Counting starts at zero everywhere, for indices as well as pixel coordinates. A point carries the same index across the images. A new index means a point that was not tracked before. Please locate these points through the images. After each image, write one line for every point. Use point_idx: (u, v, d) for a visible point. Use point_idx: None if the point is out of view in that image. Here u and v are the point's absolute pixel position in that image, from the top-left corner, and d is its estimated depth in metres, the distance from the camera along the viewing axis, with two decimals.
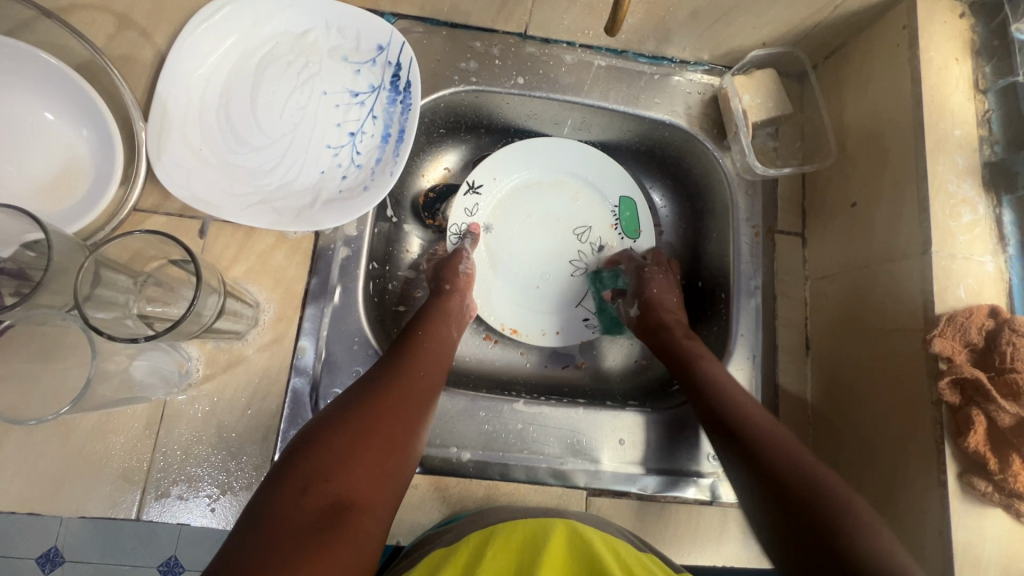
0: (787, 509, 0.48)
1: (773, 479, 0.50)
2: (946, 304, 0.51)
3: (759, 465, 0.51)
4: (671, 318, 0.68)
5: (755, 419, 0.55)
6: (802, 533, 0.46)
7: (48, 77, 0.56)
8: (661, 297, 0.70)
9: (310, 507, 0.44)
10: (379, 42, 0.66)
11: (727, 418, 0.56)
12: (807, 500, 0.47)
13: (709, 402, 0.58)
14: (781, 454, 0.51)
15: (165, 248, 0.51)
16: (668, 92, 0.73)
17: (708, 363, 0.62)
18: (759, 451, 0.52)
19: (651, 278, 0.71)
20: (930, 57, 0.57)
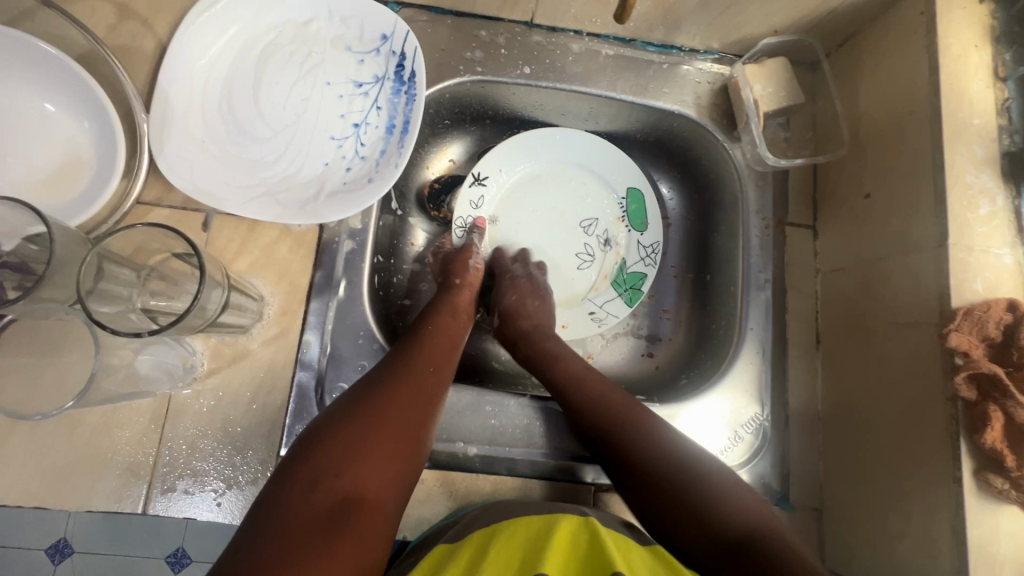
0: (663, 504, 0.50)
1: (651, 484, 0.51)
2: (962, 298, 0.50)
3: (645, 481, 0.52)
4: (528, 322, 0.67)
5: (636, 430, 0.55)
6: (682, 527, 0.49)
7: (48, 69, 0.55)
8: (529, 300, 0.69)
9: (320, 502, 0.43)
10: (383, 31, 0.65)
11: (593, 416, 0.57)
12: (680, 497, 0.50)
13: (572, 402, 0.59)
14: (652, 451, 0.53)
15: (169, 241, 0.50)
16: (677, 82, 0.71)
17: (560, 365, 0.62)
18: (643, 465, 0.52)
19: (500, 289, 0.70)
20: (949, 44, 0.55)
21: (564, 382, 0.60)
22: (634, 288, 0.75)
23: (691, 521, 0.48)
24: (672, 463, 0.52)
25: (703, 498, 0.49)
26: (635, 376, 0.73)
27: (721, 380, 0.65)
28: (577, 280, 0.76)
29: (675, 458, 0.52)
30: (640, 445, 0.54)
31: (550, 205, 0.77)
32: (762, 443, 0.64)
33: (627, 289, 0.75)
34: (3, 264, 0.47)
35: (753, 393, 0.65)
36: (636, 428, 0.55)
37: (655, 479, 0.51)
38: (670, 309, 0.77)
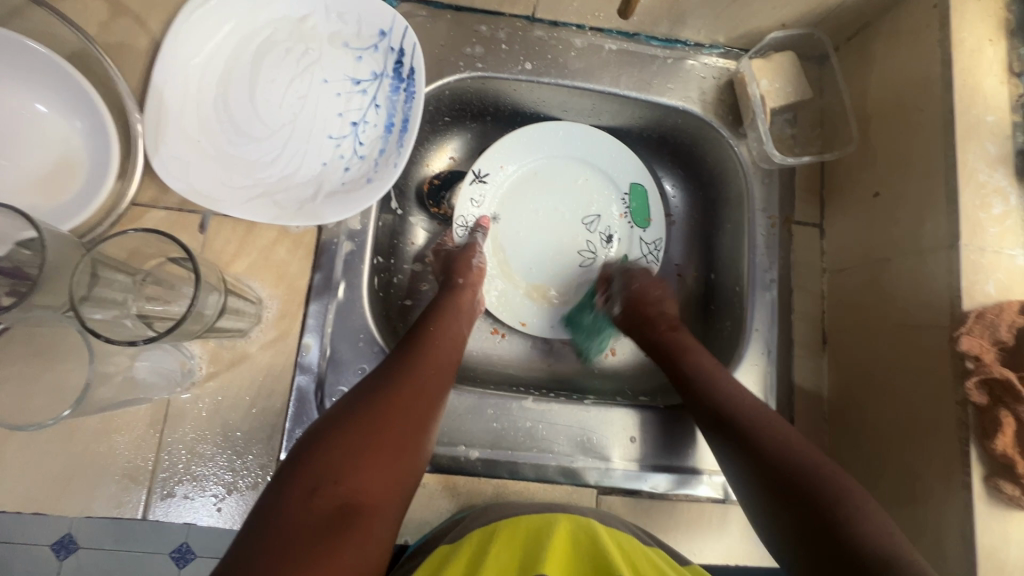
0: (787, 501, 0.47)
1: (768, 469, 0.49)
2: (974, 300, 0.49)
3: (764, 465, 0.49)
4: (658, 312, 0.67)
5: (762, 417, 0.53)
6: (802, 518, 0.45)
7: (37, 69, 0.54)
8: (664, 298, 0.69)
9: (319, 509, 0.43)
10: (381, 27, 0.63)
11: (714, 407, 0.55)
12: (804, 495, 0.46)
13: (690, 387, 0.58)
14: (783, 444, 0.50)
15: (159, 245, 0.49)
16: (681, 77, 0.70)
17: (693, 353, 0.61)
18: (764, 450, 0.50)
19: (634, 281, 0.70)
20: (962, 39, 0.54)
21: (699, 371, 0.59)
22: None
23: (815, 517, 0.44)
24: (800, 460, 0.48)
25: (826, 490, 0.45)
26: (636, 376, 0.73)
27: (725, 382, 0.64)
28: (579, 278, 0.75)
29: (801, 454, 0.49)
30: (770, 441, 0.50)
31: (552, 202, 0.75)
32: None
33: None
34: None
35: (758, 394, 0.64)
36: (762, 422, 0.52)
37: (778, 477, 0.48)
38: (674, 308, 0.76)
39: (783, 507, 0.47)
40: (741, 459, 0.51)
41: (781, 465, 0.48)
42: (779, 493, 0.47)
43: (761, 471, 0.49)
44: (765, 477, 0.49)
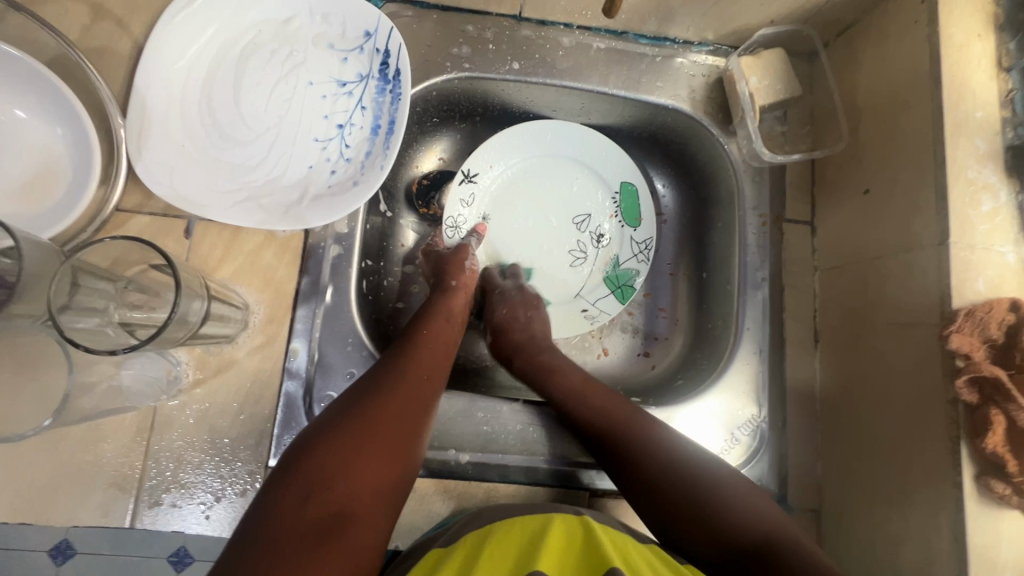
0: (675, 517, 0.50)
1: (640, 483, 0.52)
2: (964, 298, 0.49)
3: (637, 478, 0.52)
4: (525, 335, 0.66)
5: (629, 434, 0.54)
6: (678, 527, 0.50)
7: (16, 74, 0.53)
8: (537, 318, 0.67)
9: (311, 517, 0.42)
10: (366, 28, 0.63)
11: (600, 429, 0.56)
12: (678, 506, 0.50)
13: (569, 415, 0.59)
14: (647, 458, 0.53)
15: (143, 252, 0.48)
16: (670, 76, 0.69)
17: (555, 375, 0.61)
18: (633, 463, 0.53)
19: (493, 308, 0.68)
20: (951, 34, 0.53)
21: (562, 396, 0.60)
22: (626, 286, 0.74)
23: (691, 526, 0.49)
24: (683, 476, 0.51)
25: (694, 502, 0.49)
26: (630, 376, 0.72)
27: (715, 381, 0.64)
28: (570, 278, 0.75)
29: (684, 469, 0.51)
30: (654, 461, 0.52)
31: (541, 203, 0.75)
32: (760, 443, 0.63)
33: (620, 287, 0.74)
34: None
35: (750, 394, 0.64)
36: (640, 440, 0.54)
37: (652, 495, 0.51)
38: (666, 307, 0.76)
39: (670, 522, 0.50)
40: (628, 481, 0.53)
41: (665, 486, 0.51)
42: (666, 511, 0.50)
43: (638, 492, 0.52)
44: (644, 497, 0.52)
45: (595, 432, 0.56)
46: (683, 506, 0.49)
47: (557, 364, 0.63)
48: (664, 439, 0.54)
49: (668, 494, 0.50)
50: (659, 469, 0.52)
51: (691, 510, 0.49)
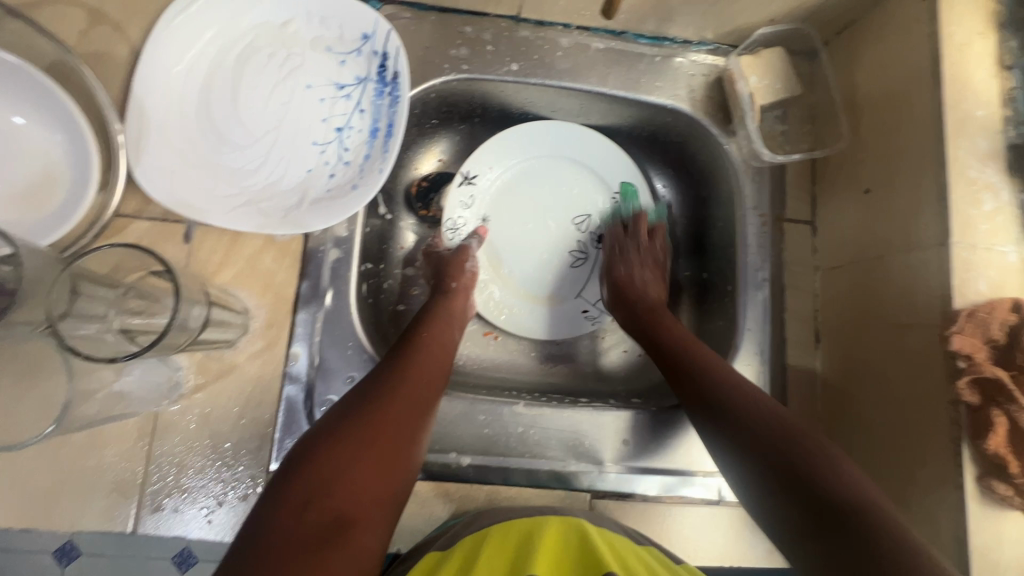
0: (763, 459, 0.47)
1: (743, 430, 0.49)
2: (966, 299, 0.49)
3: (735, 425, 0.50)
4: (639, 299, 0.66)
5: (734, 382, 0.53)
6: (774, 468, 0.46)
7: (14, 81, 0.53)
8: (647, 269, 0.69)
9: (311, 523, 0.42)
10: (364, 30, 0.62)
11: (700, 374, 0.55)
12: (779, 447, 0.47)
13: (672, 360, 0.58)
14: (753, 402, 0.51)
15: (142, 259, 0.48)
16: (670, 75, 0.69)
17: (672, 329, 0.61)
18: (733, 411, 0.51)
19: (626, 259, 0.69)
20: (952, 32, 0.53)
21: (676, 343, 0.59)
22: None
23: (790, 466, 0.45)
24: (783, 424, 0.48)
25: (796, 445, 0.46)
26: (632, 377, 0.72)
27: None
28: (570, 279, 0.75)
29: (781, 418, 0.49)
30: (754, 410, 0.50)
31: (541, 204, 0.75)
32: None
33: None
34: None
35: None
36: (746, 391, 0.52)
37: (754, 435, 0.48)
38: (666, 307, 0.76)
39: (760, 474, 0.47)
40: (725, 430, 0.51)
41: (761, 432, 0.48)
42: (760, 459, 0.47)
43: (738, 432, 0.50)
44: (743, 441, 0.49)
45: (694, 381, 0.55)
46: (781, 449, 0.47)
47: (660, 306, 0.66)
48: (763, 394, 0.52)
49: (764, 441, 0.48)
50: (761, 416, 0.49)
51: (786, 455, 0.46)
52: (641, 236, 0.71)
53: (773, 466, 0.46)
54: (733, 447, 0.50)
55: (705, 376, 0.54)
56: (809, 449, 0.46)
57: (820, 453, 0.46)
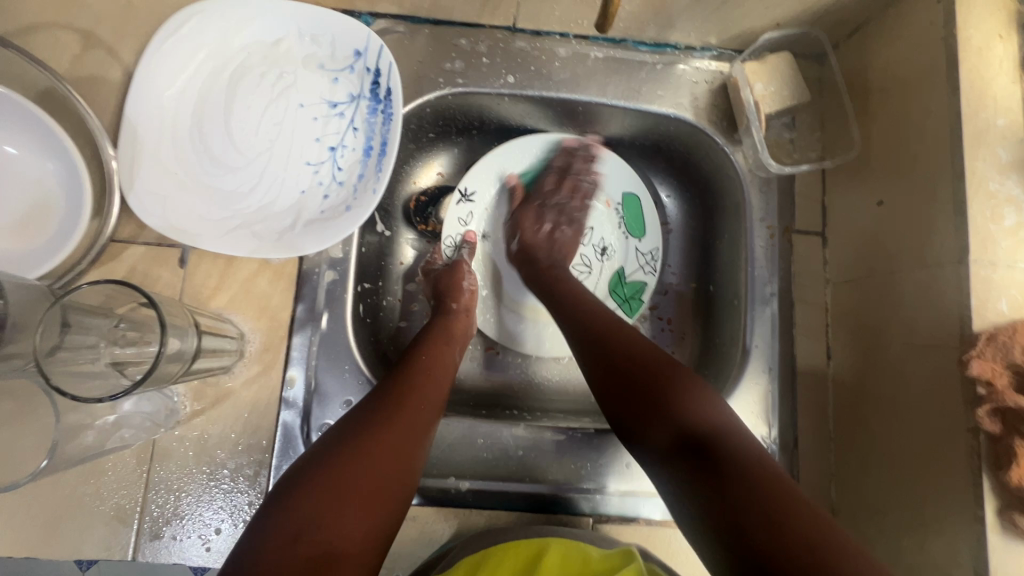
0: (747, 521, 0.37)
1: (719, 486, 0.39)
2: (985, 321, 0.46)
3: (711, 477, 0.40)
4: (547, 257, 0.67)
5: (711, 419, 0.43)
6: (762, 528, 0.36)
7: (6, 111, 0.53)
8: (560, 240, 0.69)
9: (303, 558, 0.39)
10: (357, 47, 0.61)
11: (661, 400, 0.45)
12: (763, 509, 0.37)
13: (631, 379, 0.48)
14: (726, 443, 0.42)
15: (130, 293, 0.47)
16: (671, 83, 0.66)
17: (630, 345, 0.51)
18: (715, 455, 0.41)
19: (532, 214, 0.70)
20: (969, 36, 0.50)
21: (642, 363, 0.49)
22: (634, 299, 0.71)
23: (776, 529, 0.36)
24: (713, 421, 0.43)
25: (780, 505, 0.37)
26: None
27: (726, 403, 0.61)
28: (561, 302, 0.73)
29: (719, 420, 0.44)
30: (682, 397, 0.45)
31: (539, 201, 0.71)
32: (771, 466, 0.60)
33: (627, 300, 0.71)
34: None
35: (760, 414, 0.61)
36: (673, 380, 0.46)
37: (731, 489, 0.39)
38: (671, 318, 0.73)
39: (684, 469, 0.42)
40: (645, 421, 0.46)
41: (710, 445, 0.42)
42: (718, 502, 0.39)
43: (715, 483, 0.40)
44: (723, 491, 0.39)
45: (620, 362, 0.49)
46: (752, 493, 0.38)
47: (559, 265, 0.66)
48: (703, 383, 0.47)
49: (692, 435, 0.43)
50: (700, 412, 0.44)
51: (780, 527, 0.36)
52: (562, 194, 0.71)
53: (701, 461, 0.41)
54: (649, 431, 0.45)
55: (631, 357, 0.49)
56: (772, 485, 0.39)
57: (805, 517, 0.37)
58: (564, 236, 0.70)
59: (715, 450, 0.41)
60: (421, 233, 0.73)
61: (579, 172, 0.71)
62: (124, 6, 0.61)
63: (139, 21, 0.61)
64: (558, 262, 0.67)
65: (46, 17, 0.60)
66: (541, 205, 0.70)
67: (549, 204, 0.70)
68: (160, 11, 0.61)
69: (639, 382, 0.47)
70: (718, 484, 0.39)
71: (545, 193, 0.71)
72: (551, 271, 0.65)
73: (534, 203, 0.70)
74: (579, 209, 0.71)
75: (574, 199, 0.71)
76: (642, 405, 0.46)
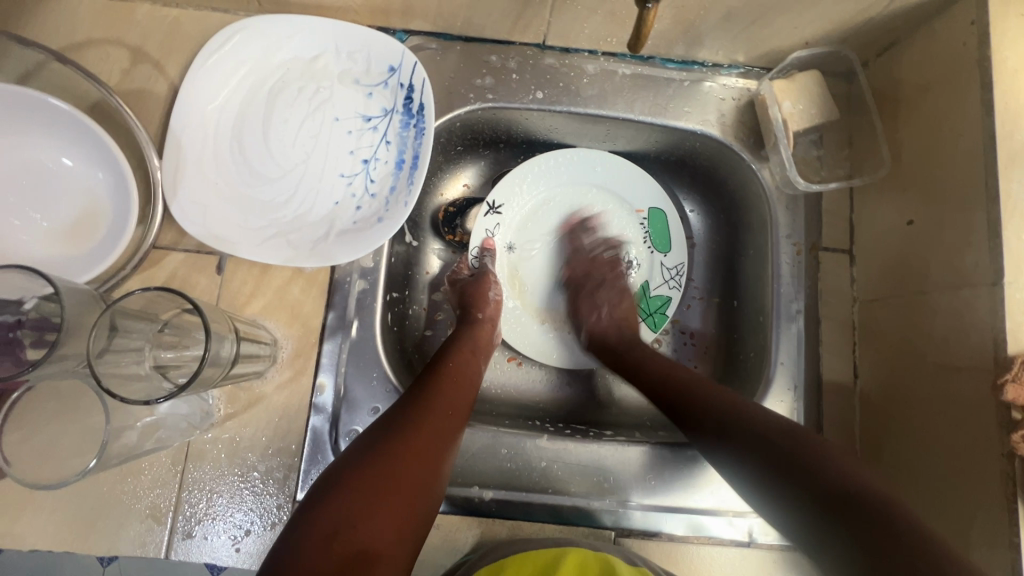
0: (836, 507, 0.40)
1: (803, 481, 0.42)
2: (1020, 344, 0.46)
3: (794, 473, 0.43)
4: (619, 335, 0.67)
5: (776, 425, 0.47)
6: (852, 511, 0.39)
7: (61, 123, 0.56)
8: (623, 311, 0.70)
9: (338, 556, 0.40)
10: (391, 63, 0.63)
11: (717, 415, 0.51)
12: (852, 496, 0.40)
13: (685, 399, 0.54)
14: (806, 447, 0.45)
15: (174, 299, 0.50)
16: (698, 100, 0.67)
17: (684, 372, 0.57)
18: (791, 455, 0.44)
19: (591, 298, 0.71)
20: (1004, 58, 0.50)
21: (696, 384, 0.55)
22: (659, 313, 0.72)
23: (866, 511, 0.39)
24: (836, 464, 0.43)
25: (869, 496, 0.40)
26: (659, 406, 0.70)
27: None
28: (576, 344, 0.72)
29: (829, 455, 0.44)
30: (785, 438, 0.46)
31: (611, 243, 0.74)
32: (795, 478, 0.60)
33: (651, 314, 0.72)
34: (19, 322, 0.47)
35: None
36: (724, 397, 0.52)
37: (811, 482, 0.42)
38: (694, 333, 0.73)
39: (764, 470, 0.45)
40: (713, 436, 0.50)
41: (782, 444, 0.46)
42: (804, 494, 0.42)
43: (796, 479, 0.43)
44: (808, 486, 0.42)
45: (717, 420, 0.50)
46: (836, 488, 0.41)
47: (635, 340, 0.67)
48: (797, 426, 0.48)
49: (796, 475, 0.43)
50: (808, 449, 0.44)
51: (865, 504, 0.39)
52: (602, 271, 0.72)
53: (828, 504, 0.40)
54: (756, 476, 0.46)
55: (722, 414, 0.50)
56: (859, 481, 0.41)
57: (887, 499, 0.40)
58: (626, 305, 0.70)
59: (844, 489, 0.41)
60: (448, 243, 0.74)
61: (590, 248, 0.74)
62: (170, 24, 0.64)
63: (183, 38, 0.64)
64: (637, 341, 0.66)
65: (96, 34, 0.63)
66: (592, 286, 0.71)
67: (597, 279, 0.72)
68: (204, 28, 0.64)
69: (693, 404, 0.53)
70: (798, 474, 0.43)
71: (591, 268, 0.72)
72: (628, 344, 0.65)
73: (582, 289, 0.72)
74: (620, 280, 0.72)
75: (615, 273, 0.72)
76: (759, 462, 0.46)
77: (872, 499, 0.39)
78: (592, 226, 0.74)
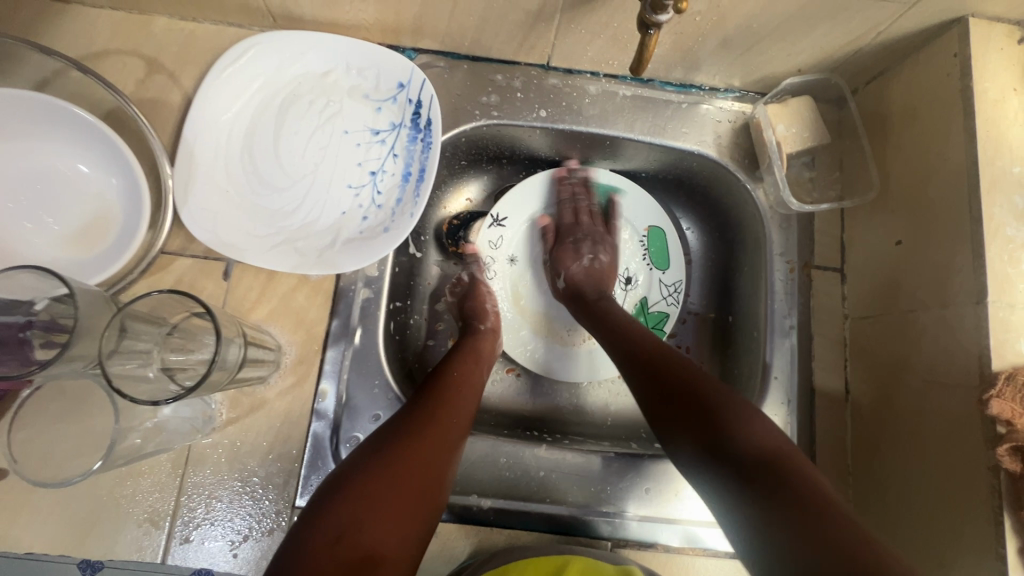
0: (754, 485, 0.43)
1: (733, 462, 0.46)
2: (1003, 360, 0.48)
3: (732, 454, 0.46)
4: (596, 289, 0.69)
5: (732, 404, 0.50)
6: (768, 491, 0.42)
7: (77, 130, 0.57)
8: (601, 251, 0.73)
9: (343, 559, 0.40)
10: (400, 80, 0.65)
11: (675, 391, 0.52)
12: (775, 473, 0.43)
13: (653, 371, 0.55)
14: (749, 429, 0.47)
15: (184, 302, 0.50)
16: (696, 121, 0.70)
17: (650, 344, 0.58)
18: (733, 436, 0.47)
19: (569, 249, 0.72)
20: (984, 89, 0.53)
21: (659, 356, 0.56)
22: (656, 328, 0.74)
23: (781, 488, 0.42)
24: (768, 446, 0.46)
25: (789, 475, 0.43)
26: None
27: None
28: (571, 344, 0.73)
29: (765, 441, 0.46)
30: (734, 425, 0.48)
31: (608, 207, 0.76)
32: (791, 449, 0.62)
33: (648, 330, 0.74)
34: (28, 323, 0.47)
35: None
36: (687, 375, 0.53)
37: (740, 462, 0.45)
38: (689, 347, 0.75)
39: (705, 451, 0.48)
40: (672, 413, 0.51)
41: (728, 423, 0.48)
42: (737, 471, 0.45)
43: (724, 459, 0.46)
44: (739, 464, 0.45)
45: (678, 397, 0.52)
46: (761, 465, 0.44)
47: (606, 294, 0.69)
48: (759, 414, 0.49)
49: (748, 456, 0.45)
50: (744, 428, 0.47)
51: (779, 481, 0.43)
52: (587, 225, 0.74)
53: (749, 482, 0.44)
54: (695, 455, 0.49)
55: (685, 393, 0.52)
56: (788, 465, 0.44)
57: (801, 475, 0.43)
58: (603, 262, 0.72)
59: (772, 468, 0.44)
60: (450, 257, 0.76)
61: (573, 197, 0.75)
62: (187, 37, 0.66)
63: (198, 50, 0.66)
64: (606, 293, 0.69)
65: (114, 44, 0.65)
66: (575, 237, 0.73)
67: (580, 233, 0.73)
68: (219, 41, 0.66)
69: (658, 379, 0.54)
70: (734, 455, 0.46)
71: (578, 222, 0.74)
72: (600, 298, 0.67)
73: (565, 236, 0.74)
74: (608, 233, 0.75)
75: (604, 229, 0.75)
76: (705, 438, 0.48)
77: (797, 479, 0.43)
78: (583, 180, 0.75)
